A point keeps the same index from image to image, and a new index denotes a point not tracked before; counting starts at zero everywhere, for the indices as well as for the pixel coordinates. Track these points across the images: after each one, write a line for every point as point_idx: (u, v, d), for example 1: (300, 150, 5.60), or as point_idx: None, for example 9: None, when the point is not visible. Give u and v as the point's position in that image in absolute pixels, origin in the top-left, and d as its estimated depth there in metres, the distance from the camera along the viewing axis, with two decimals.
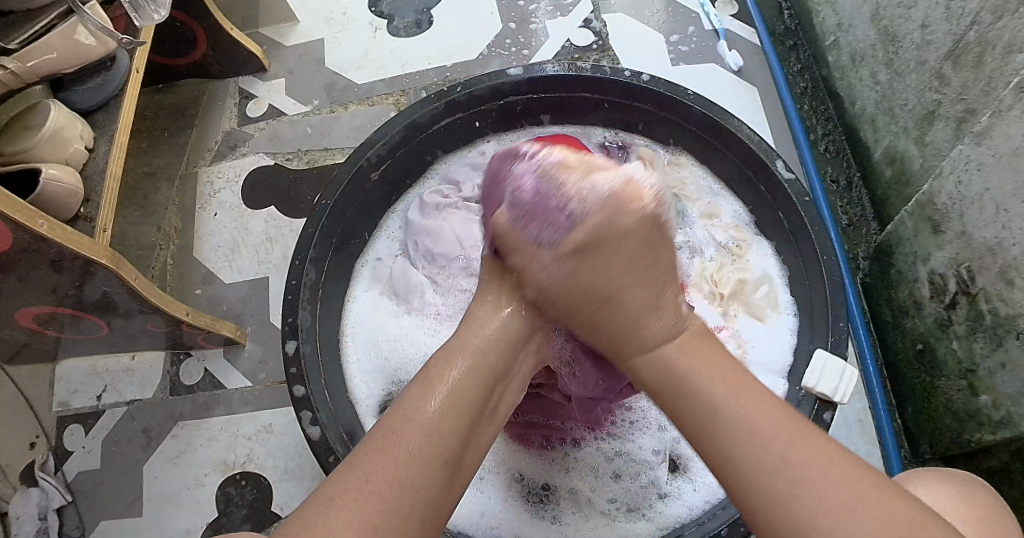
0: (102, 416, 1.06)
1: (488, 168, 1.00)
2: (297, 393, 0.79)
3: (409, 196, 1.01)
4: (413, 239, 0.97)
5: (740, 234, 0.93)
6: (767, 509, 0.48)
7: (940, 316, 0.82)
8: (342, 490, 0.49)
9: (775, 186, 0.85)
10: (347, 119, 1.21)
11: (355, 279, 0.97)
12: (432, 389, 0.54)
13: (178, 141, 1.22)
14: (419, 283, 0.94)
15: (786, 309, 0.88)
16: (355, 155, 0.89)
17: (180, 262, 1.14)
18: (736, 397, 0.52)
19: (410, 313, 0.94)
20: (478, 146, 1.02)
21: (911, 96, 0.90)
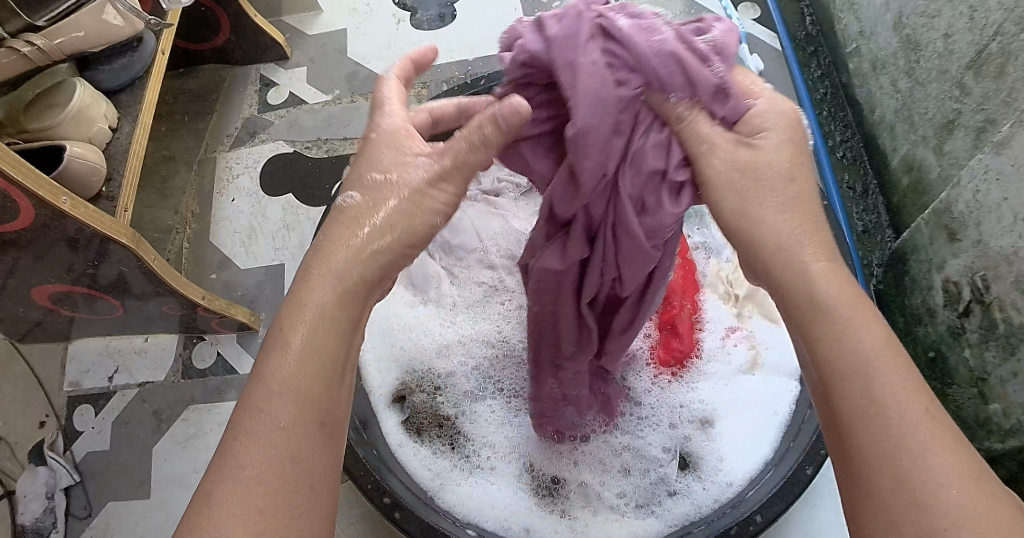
0: (114, 397, 1.07)
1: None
2: None
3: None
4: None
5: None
6: (873, 486, 0.42)
7: (953, 324, 0.83)
8: (214, 488, 0.44)
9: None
10: (367, 109, 1.21)
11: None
12: (292, 328, 0.48)
13: (198, 126, 1.23)
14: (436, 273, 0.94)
15: None
16: None
17: (196, 247, 1.14)
18: (886, 360, 0.44)
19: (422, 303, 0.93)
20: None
21: (931, 105, 0.90)
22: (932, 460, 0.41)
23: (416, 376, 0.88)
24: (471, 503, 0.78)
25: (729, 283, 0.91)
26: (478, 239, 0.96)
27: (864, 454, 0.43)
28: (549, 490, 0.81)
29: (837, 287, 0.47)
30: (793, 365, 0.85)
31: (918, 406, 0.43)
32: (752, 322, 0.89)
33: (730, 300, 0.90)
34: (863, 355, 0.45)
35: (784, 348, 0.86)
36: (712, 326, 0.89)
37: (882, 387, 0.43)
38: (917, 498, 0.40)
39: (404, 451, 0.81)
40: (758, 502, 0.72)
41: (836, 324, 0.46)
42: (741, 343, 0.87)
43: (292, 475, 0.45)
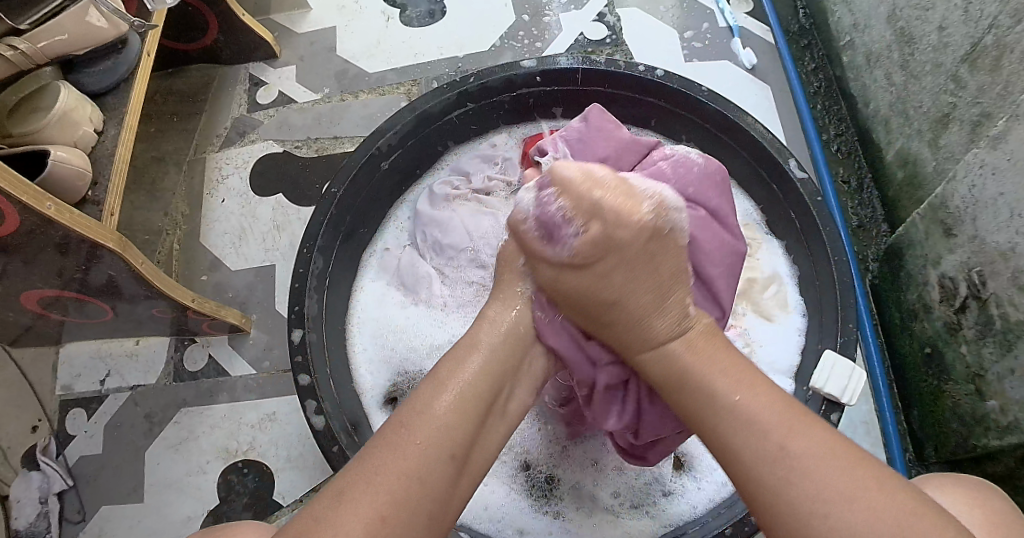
0: (105, 401, 1.06)
1: (497, 160, 1.00)
2: (303, 382, 0.79)
3: (419, 185, 1.01)
4: (421, 230, 0.97)
5: (750, 232, 0.92)
6: (761, 487, 0.46)
7: (949, 320, 0.82)
8: (349, 485, 0.48)
9: (787, 184, 0.84)
10: (358, 107, 1.20)
11: (361, 269, 0.97)
12: (441, 387, 0.54)
13: (188, 127, 1.22)
14: (426, 274, 0.94)
15: (795, 308, 0.88)
16: (368, 141, 0.89)
17: (186, 248, 1.13)
18: (741, 388, 0.50)
19: (416, 304, 0.94)
20: (490, 137, 1.02)
21: (925, 98, 0.89)
22: (789, 453, 0.46)
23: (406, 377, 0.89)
24: (463, 505, 0.78)
25: None
26: (467, 238, 0.95)
27: (747, 466, 0.47)
28: (545, 491, 0.80)
29: (689, 350, 0.54)
30: (787, 362, 0.85)
31: (776, 415, 0.48)
32: (746, 320, 0.88)
33: None
34: (718, 391, 0.50)
35: (779, 345, 0.86)
36: None
37: (741, 409, 0.49)
38: (783, 489, 0.45)
39: None
40: None
41: (696, 381, 0.52)
42: (735, 341, 0.87)
43: (419, 497, 0.48)
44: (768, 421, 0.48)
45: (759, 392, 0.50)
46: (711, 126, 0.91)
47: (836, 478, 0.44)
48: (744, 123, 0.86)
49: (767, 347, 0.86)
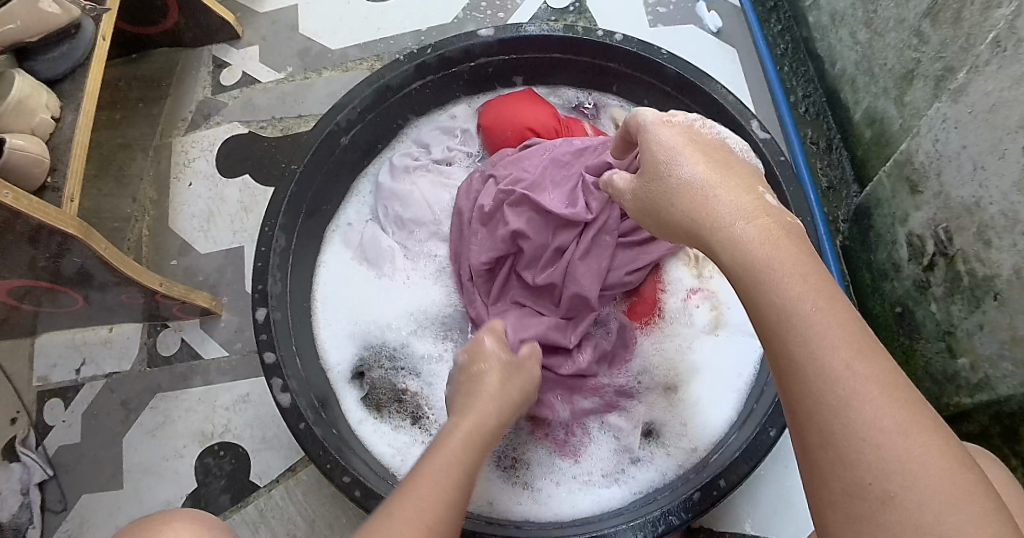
0: (81, 390, 1.06)
1: (457, 131, 0.99)
2: (268, 360, 0.78)
3: (381, 159, 1.00)
4: (383, 204, 0.96)
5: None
6: (821, 440, 0.41)
7: (918, 278, 0.81)
8: None
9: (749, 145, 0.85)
10: (319, 86, 1.19)
11: (325, 245, 0.96)
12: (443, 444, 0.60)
13: (154, 111, 1.21)
14: (389, 248, 0.94)
15: None
16: (327, 116, 0.88)
17: (156, 234, 1.13)
18: (831, 330, 0.43)
19: (380, 278, 0.94)
20: (450, 109, 1.01)
21: (890, 56, 0.88)
22: (868, 423, 0.40)
23: (373, 351, 0.90)
24: None
25: None
26: (429, 210, 0.94)
27: (823, 433, 0.41)
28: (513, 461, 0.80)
29: (803, 295, 0.44)
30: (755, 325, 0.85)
31: (870, 375, 0.41)
32: (714, 283, 0.86)
33: (691, 263, 0.86)
34: (813, 343, 0.42)
35: None
36: (674, 288, 0.86)
37: (826, 373, 0.42)
38: (851, 459, 0.40)
39: (366, 430, 0.84)
40: (720, 467, 0.71)
41: (775, 295, 0.45)
42: (703, 305, 0.85)
43: None
44: (859, 385, 0.41)
45: (859, 357, 0.42)
46: (668, 87, 0.92)
47: (905, 444, 0.39)
48: (707, 87, 0.88)
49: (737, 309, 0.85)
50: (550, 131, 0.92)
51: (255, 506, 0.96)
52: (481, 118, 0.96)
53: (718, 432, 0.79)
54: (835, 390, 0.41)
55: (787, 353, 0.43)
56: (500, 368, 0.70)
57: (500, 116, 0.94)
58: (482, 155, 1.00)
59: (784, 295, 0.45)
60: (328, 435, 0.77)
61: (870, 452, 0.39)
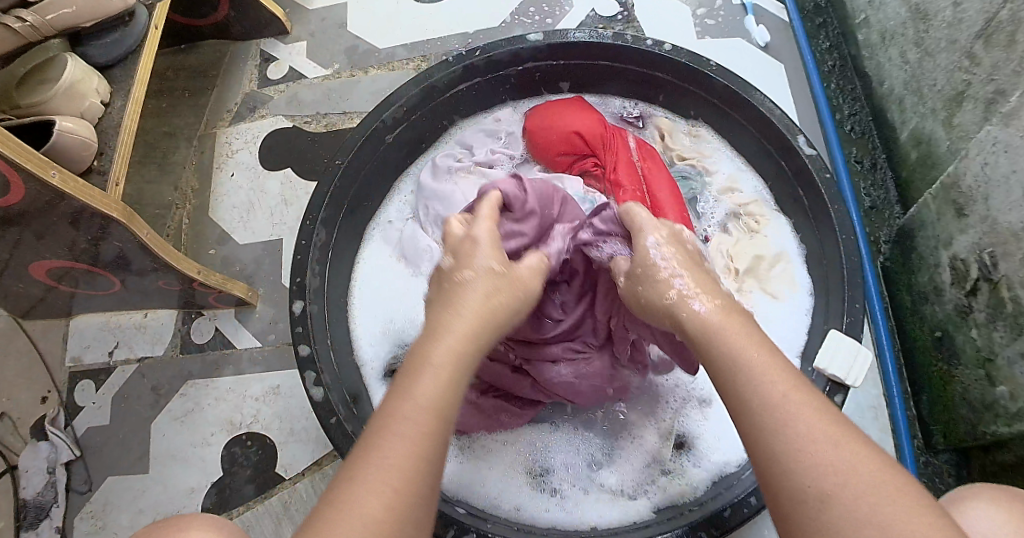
0: (113, 373, 1.08)
1: (502, 134, 1.03)
2: (302, 353, 0.79)
3: (425, 158, 1.04)
4: (425, 203, 0.98)
5: (758, 208, 0.95)
6: (798, 503, 0.46)
7: (960, 302, 0.80)
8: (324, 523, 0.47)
9: (796, 160, 0.86)
10: (367, 83, 1.24)
11: (364, 241, 0.99)
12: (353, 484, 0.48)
13: (199, 102, 1.27)
14: (428, 247, 0.96)
15: (803, 286, 0.90)
16: (381, 105, 0.94)
17: (195, 221, 1.18)
18: (800, 412, 0.49)
19: (416, 276, 0.96)
20: (494, 112, 1.05)
21: (939, 76, 0.87)
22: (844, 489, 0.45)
23: (406, 351, 0.91)
24: (460, 477, 0.80)
25: (728, 258, 0.92)
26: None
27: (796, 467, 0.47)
28: (536, 467, 0.80)
29: (776, 383, 0.51)
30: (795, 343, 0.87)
31: (804, 403, 0.50)
32: (752, 297, 0.90)
33: (731, 275, 0.91)
34: (781, 421, 0.49)
35: (787, 323, 0.88)
36: None
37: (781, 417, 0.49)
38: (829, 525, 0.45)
39: None
40: (754, 481, 0.71)
41: (752, 380, 0.52)
42: None
43: (403, 513, 0.48)
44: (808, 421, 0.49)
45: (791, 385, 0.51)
46: (715, 99, 0.94)
47: (887, 507, 0.44)
48: (754, 98, 0.89)
49: (775, 323, 0.88)
50: (593, 134, 0.95)
51: (279, 498, 0.97)
52: (528, 122, 1.00)
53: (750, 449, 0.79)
54: (804, 461, 0.47)
55: (759, 432, 0.50)
56: (481, 313, 0.59)
57: (545, 120, 0.98)
58: (525, 158, 1.03)
59: (760, 379, 0.52)
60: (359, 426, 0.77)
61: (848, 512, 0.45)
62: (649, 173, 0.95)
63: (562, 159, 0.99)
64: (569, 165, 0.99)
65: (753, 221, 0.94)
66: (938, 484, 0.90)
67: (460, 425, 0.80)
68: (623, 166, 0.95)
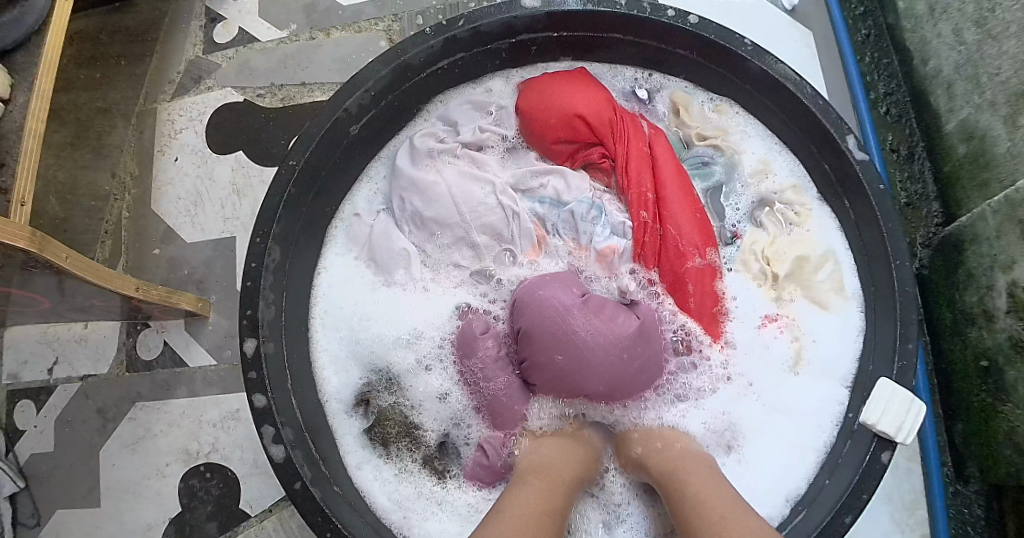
0: (54, 393, 0.97)
1: (491, 109, 0.88)
2: (257, 404, 0.68)
3: (400, 137, 0.89)
4: (400, 195, 0.84)
5: (798, 196, 0.84)
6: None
7: (1016, 334, 0.70)
8: None
9: (845, 165, 0.77)
10: (329, 49, 1.08)
11: (329, 241, 0.86)
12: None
13: (136, 72, 1.10)
14: (404, 251, 0.83)
15: (853, 295, 0.80)
16: (349, 85, 0.79)
17: (138, 216, 1.04)
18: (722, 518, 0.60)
19: (388, 286, 0.83)
20: (485, 82, 0.90)
21: (1006, 65, 0.75)
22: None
23: (382, 377, 0.81)
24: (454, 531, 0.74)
25: (764, 259, 0.82)
26: (454, 210, 0.81)
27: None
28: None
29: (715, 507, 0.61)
30: (842, 369, 0.78)
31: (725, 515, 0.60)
32: (794, 308, 0.81)
33: (767, 283, 0.81)
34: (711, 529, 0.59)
35: (830, 339, 0.79)
36: (746, 315, 0.80)
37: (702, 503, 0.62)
38: None
39: (364, 474, 0.76)
40: None
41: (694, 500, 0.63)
42: (780, 334, 0.80)
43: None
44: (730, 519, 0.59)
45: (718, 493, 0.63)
46: (751, 86, 0.83)
47: None
48: (799, 90, 0.78)
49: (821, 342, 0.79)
50: (599, 118, 0.82)
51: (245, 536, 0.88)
52: (521, 101, 0.86)
53: (784, 506, 0.74)
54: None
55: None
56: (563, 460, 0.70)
57: (541, 101, 0.84)
58: (517, 142, 0.89)
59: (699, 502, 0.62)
60: (329, 490, 0.68)
61: None
62: (660, 168, 0.83)
63: (560, 148, 0.85)
64: (568, 154, 0.85)
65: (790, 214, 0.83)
66: (967, 517, 0.82)
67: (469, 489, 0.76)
68: (636, 161, 0.82)
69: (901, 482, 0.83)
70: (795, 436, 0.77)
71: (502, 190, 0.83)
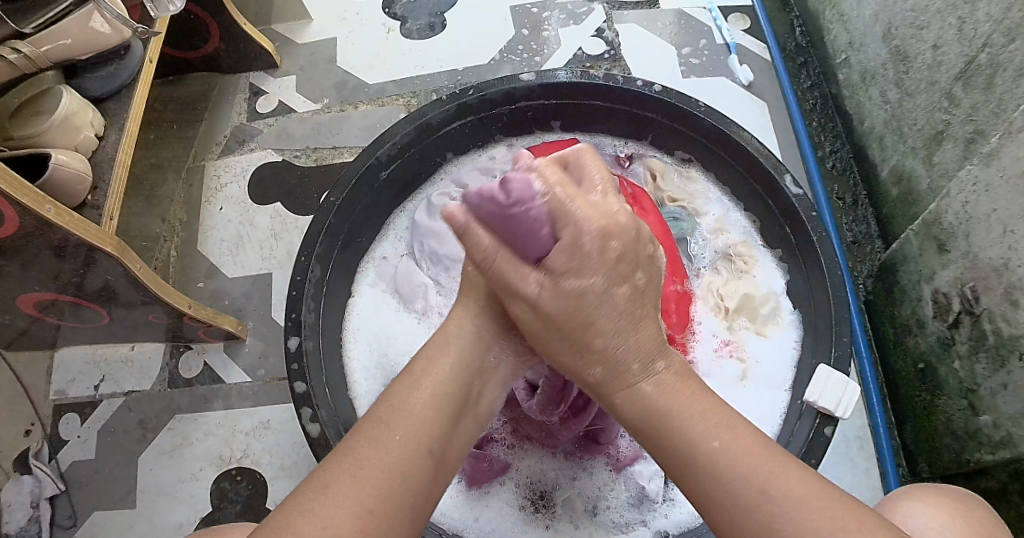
0: (98, 406, 1.06)
1: (496, 172, 1.06)
2: (298, 389, 0.80)
3: (420, 196, 1.05)
4: (419, 240, 1.01)
5: (746, 249, 0.99)
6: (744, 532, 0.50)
7: (943, 335, 0.83)
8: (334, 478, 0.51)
9: (783, 200, 0.90)
10: (357, 118, 1.26)
11: (359, 274, 1.01)
12: (414, 386, 0.56)
13: (189, 134, 1.27)
14: (422, 283, 0.99)
15: (789, 324, 0.93)
16: (376, 143, 0.94)
17: (184, 254, 1.18)
18: (737, 442, 0.53)
19: (410, 312, 0.99)
20: (489, 150, 1.08)
21: (920, 117, 0.91)
22: (785, 502, 0.49)
23: None
24: (453, 513, 0.80)
25: (719, 296, 0.97)
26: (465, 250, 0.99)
27: (727, 517, 0.51)
28: (545, 483, 0.82)
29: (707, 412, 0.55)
30: (782, 379, 0.90)
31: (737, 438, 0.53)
32: (743, 336, 0.95)
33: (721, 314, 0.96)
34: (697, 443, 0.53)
35: (773, 360, 0.92)
36: (706, 338, 0.95)
37: (696, 352, 0.60)
38: (770, 535, 0.49)
39: None
40: None
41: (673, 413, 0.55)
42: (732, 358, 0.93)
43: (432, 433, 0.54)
44: (721, 438, 0.53)
45: (690, 395, 0.56)
46: (705, 139, 0.98)
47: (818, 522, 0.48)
48: (738, 137, 0.92)
49: (763, 361, 0.92)
50: None
51: None
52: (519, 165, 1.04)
53: None
54: (737, 474, 0.51)
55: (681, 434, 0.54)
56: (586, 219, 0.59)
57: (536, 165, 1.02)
58: None
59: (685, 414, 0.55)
60: None
61: (798, 526, 0.48)
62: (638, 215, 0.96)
63: None
64: None
65: (742, 256, 0.98)
66: None
67: (469, 481, 0.81)
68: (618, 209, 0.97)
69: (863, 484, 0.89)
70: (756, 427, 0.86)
71: None
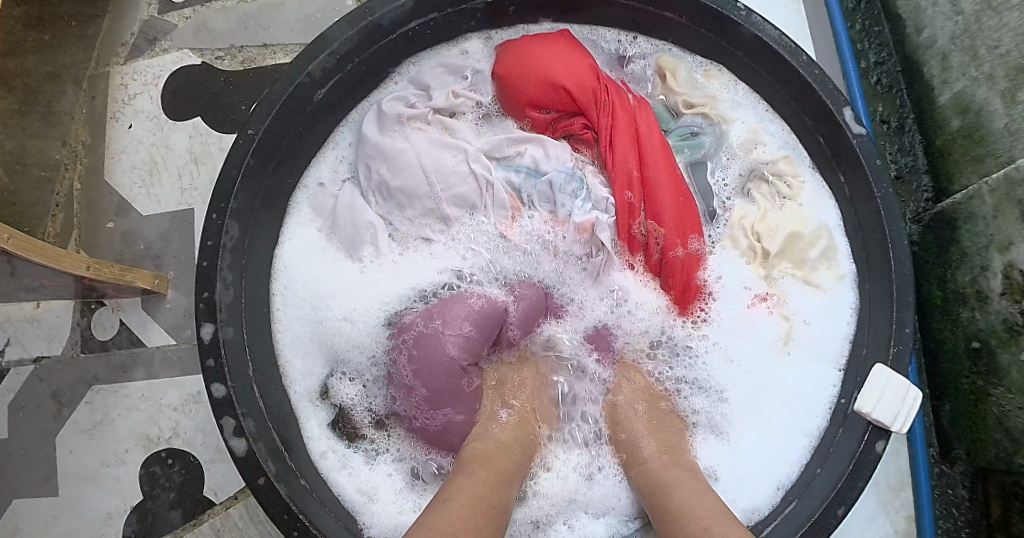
0: (6, 377, 0.91)
1: (466, 73, 0.83)
2: (217, 393, 0.66)
3: (369, 102, 0.82)
4: (365, 163, 0.78)
5: (791, 168, 0.81)
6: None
7: (1009, 317, 0.70)
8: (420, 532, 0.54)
9: (840, 137, 0.76)
10: (292, 7, 1.01)
11: (291, 211, 0.79)
12: (465, 478, 0.62)
13: (88, 32, 1.01)
14: (369, 224, 0.77)
15: (847, 275, 0.79)
16: (309, 48, 0.72)
17: (90, 189, 0.98)
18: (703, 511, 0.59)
19: (348, 259, 0.78)
20: (461, 41, 0.83)
21: (1006, 37, 0.72)
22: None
23: (341, 359, 0.76)
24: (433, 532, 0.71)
25: (752, 233, 0.80)
26: (423, 178, 0.75)
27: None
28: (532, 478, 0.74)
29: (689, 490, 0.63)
30: (838, 348, 0.77)
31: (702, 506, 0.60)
32: (783, 286, 0.80)
33: (757, 259, 0.80)
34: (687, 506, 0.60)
35: (822, 314, 0.79)
36: (733, 290, 0.79)
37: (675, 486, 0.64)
38: None
39: (329, 462, 0.73)
40: None
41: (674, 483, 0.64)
42: (771, 312, 0.79)
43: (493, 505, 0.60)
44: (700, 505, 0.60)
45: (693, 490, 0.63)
46: (741, 51, 0.80)
47: None
48: (793, 57, 0.75)
49: (816, 321, 0.79)
50: (588, 94, 0.78)
51: (211, 524, 0.86)
52: (497, 65, 0.80)
53: (775, 494, 0.73)
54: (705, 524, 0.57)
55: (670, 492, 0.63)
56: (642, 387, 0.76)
57: (523, 64, 0.78)
58: (492, 110, 0.84)
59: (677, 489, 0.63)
60: (295, 485, 0.67)
61: None
62: (641, 143, 0.78)
63: (542, 115, 0.80)
64: (547, 123, 0.81)
65: (785, 179, 0.81)
66: (951, 498, 0.81)
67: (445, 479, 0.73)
68: (620, 134, 0.77)
69: (887, 468, 0.81)
70: (788, 415, 0.77)
71: (475, 157, 0.77)
